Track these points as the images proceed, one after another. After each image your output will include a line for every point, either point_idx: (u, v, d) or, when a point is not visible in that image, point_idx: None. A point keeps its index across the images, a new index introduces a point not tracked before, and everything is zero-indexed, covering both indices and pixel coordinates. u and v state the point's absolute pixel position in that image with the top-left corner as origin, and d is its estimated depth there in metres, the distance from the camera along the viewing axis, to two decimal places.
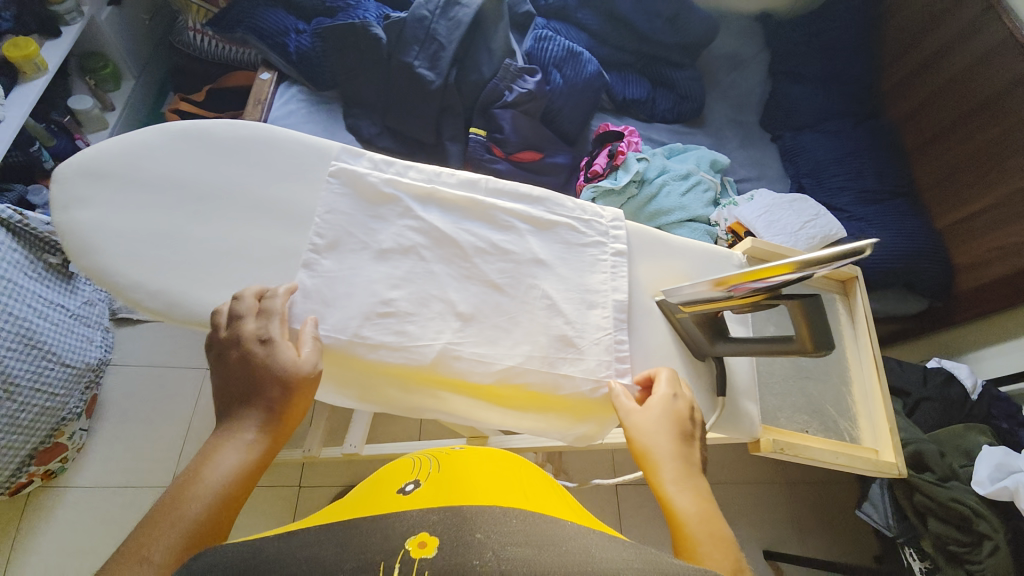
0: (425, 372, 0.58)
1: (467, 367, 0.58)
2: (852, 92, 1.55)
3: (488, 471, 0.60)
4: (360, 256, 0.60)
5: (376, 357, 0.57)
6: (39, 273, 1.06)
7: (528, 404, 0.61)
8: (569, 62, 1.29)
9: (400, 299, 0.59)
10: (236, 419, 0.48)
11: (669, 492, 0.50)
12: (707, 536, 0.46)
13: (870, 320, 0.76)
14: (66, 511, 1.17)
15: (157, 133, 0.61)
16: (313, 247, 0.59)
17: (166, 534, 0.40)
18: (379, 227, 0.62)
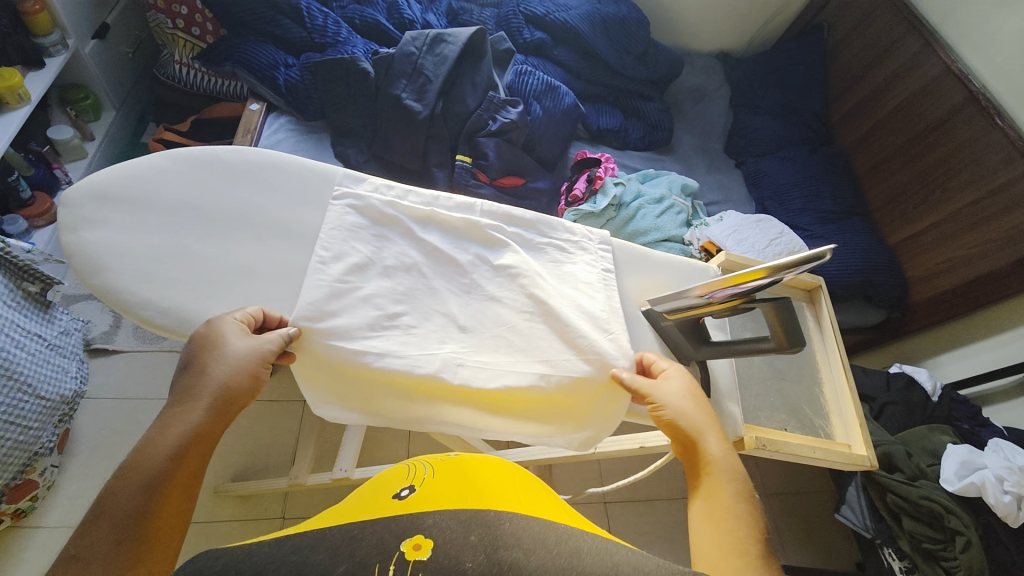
0: (428, 380, 0.60)
1: (470, 374, 0.61)
2: (806, 122, 1.69)
3: (484, 474, 0.59)
4: (364, 273, 0.63)
5: (381, 365, 0.59)
6: (17, 302, 1.05)
7: (534, 403, 0.63)
8: (548, 94, 1.38)
9: (403, 314, 0.62)
10: (183, 404, 0.51)
11: (709, 450, 0.56)
12: (738, 488, 0.53)
13: (835, 325, 0.83)
14: (32, 554, 1.10)
15: (171, 160, 0.64)
16: (319, 260, 0.62)
17: (96, 527, 0.42)
18: (382, 246, 0.65)
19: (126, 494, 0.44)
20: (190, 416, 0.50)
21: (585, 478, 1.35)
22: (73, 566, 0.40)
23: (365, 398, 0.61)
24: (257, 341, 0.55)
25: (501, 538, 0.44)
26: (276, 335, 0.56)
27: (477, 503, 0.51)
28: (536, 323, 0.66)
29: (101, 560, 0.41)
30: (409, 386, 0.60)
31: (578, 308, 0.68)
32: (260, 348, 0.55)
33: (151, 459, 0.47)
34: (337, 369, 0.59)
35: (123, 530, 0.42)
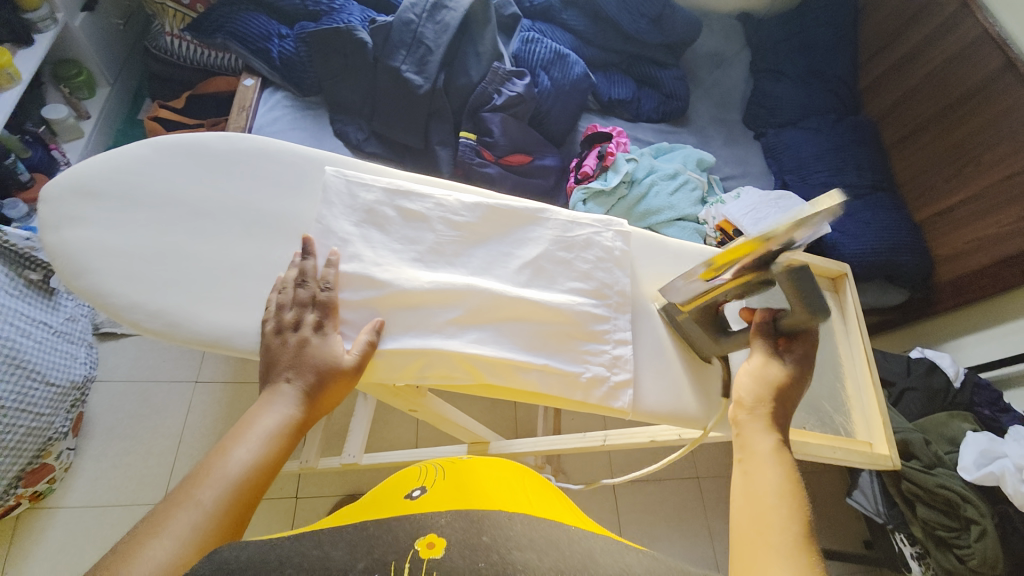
0: (469, 201, 0.65)
1: (501, 206, 0.66)
2: (834, 89, 1.57)
3: (492, 475, 0.57)
4: (392, 221, 0.62)
5: (432, 189, 0.65)
6: (18, 290, 1.04)
7: (518, 258, 0.65)
8: (557, 64, 1.30)
9: (428, 193, 0.64)
10: (260, 407, 0.49)
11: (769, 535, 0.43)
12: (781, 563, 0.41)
13: (859, 315, 0.77)
14: (54, 533, 1.15)
15: (151, 148, 0.59)
16: (355, 226, 0.60)
17: (188, 505, 0.40)
18: (417, 205, 0.63)
19: (212, 491, 0.42)
20: (265, 423, 0.48)
21: (593, 461, 1.34)
22: (195, 511, 0.40)
23: (381, 231, 0.61)
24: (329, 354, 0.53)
25: (518, 534, 0.42)
26: (371, 326, 0.56)
27: (485, 502, 0.50)
28: (505, 218, 0.66)
29: (214, 516, 0.41)
30: (458, 211, 0.64)
31: (563, 240, 0.67)
32: (302, 374, 0.51)
33: (227, 459, 0.44)
34: (392, 188, 0.63)
35: (239, 487, 0.43)
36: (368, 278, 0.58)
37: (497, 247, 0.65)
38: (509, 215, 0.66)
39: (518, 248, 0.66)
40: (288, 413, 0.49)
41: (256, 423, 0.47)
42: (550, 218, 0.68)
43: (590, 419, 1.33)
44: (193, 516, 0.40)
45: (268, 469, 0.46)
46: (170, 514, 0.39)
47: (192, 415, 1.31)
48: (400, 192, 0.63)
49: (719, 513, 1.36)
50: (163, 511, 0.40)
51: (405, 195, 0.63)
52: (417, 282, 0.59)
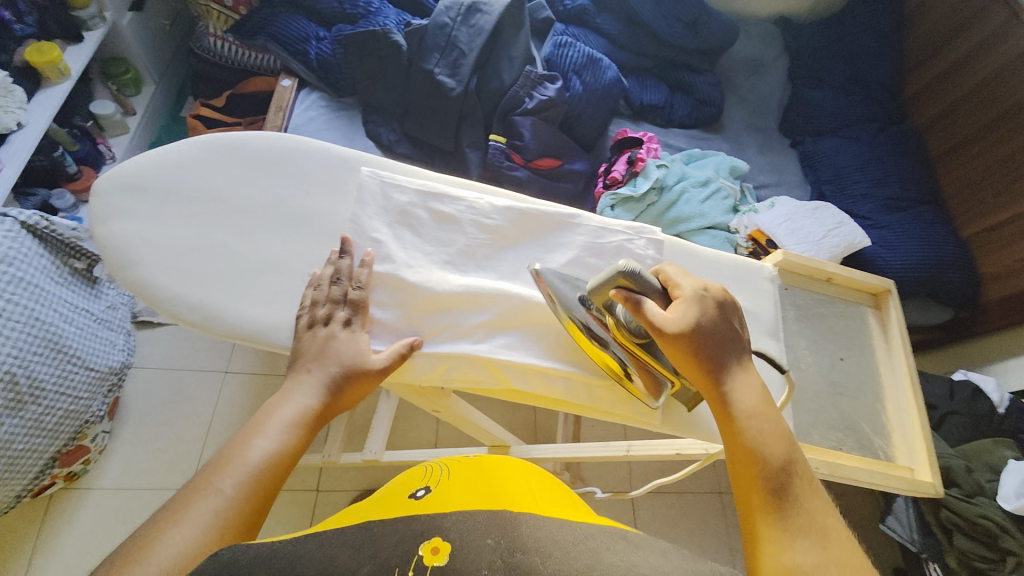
0: (501, 204, 0.65)
1: (533, 210, 0.66)
2: (878, 97, 1.51)
3: (498, 474, 0.56)
4: (425, 223, 0.62)
5: (466, 192, 0.65)
6: (65, 278, 1.07)
7: (548, 263, 0.64)
8: (589, 68, 1.28)
9: (461, 195, 0.64)
10: (283, 396, 0.51)
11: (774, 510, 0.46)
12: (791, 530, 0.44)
13: (904, 335, 0.74)
14: (87, 513, 1.19)
15: (196, 146, 0.61)
16: (388, 227, 0.61)
17: (211, 491, 0.42)
18: (450, 208, 0.63)
19: (234, 477, 0.43)
20: (286, 412, 0.49)
21: (613, 469, 1.32)
22: (216, 497, 0.42)
23: (414, 233, 0.61)
24: (353, 350, 0.54)
25: (527, 533, 0.41)
26: (405, 342, 0.56)
27: (489, 501, 0.49)
28: (537, 223, 0.65)
29: (236, 502, 0.42)
30: (490, 214, 0.64)
31: (595, 246, 0.66)
32: (324, 366, 0.53)
33: (248, 445, 0.46)
34: (426, 190, 0.63)
35: (259, 476, 0.44)
36: (398, 279, 0.58)
37: (527, 251, 0.64)
38: (541, 219, 0.66)
39: (549, 253, 0.65)
40: (310, 404, 0.51)
41: (278, 412, 0.49)
42: (583, 223, 0.67)
43: (611, 428, 1.31)
44: (216, 501, 0.41)
45: (288, 459, 0.47)
46: (193, 498, 0.41)
47: (221, 405, 1.34)
48: (433, 193, 0.63)
49: None
50: (186, 497, 0.41)
51: (438, 198, 0.63)
52: (446, 284, 0.59)
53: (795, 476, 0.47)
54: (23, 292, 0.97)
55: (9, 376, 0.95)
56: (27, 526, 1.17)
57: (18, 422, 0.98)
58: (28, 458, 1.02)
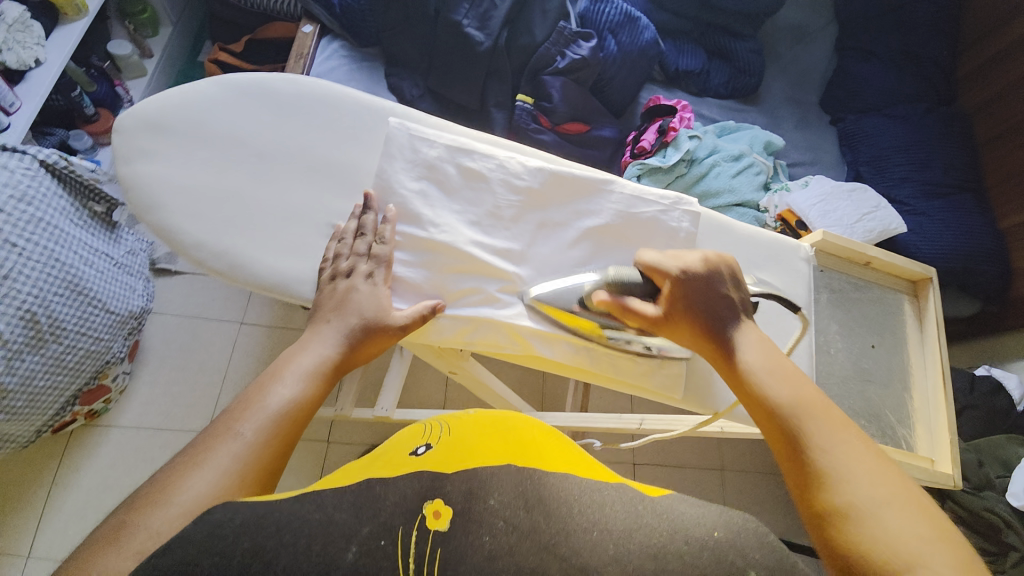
0: (534, 166, 0.62)
1: (567, 174, 0.63)
2: (929, 74, 1.42)
3: (510, 430, 0.51)
4: (453, 181, 0.60)
5: (497, 151, 0.62)
6: (84, 221, 1.06)
7: (578, 229, 0.62)
8: (626, 27, 1.21)
9: (491, 154, 0.61)
10: (301, 345, 0.50)
11: (820, 444, 0.46)
12: (842, 462, 0.44)
13: (940, 324, 0.72)
14: (107, 449, 1.24)
15: (221, 88, 0.59)
16: (415, 183, 0.58)
17: (230, 437, 0.42)
18: (480, 166, 0.61)
19: (253, 423, 0.44)
20: (304, 360, 0.49)
21: (618, 439, 1.34)
22: (236, 442, 0.42)
23: (441, 191, 0.59)
24: (373, 302, 0.52)
25: (536, 490, 0.39)
26: (426, 303, 0.55)
27: (498, 459, 0.44)
28: (569, 187, 0.63)
29: (254, 448, 0.43)
30: (521, 175, 0.61)
31: (628, 215, 0.63)
32: (343, 317, 0.51)
33: (265, 391, 0.46)
34: (456, 146, 0.60)
35: (277, 423, 0.44)
36: (425, 240, 0.57)
37: (558, 216, 0.62)
38: (574, 183, 0.63)
39: (580, 220, 0.62)
40: (328, 354, 0.50)
41: (295, 361, 0.49)
42: (617, 189, 0.64)
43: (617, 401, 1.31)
44: (236, 446, 0.42)
45: (306, 409, 0.47)
46: (215, 443, 0.42)
47: (237, 354, 1.36)
48: (463, 150, 0.60)
49: (742, 507, 1.33)
50: (207, 442, 0.42)
51: (468, 155, 0.61)
52: (473, 247, 0.58)
53: (810, 407, 0.48)
54: (42, 233, 0.95)
55: (30, 315, 0.95)
56: (50, 458, 1.22)
57: (39, 360, 0.99)
58: (50, 394, 1.05)
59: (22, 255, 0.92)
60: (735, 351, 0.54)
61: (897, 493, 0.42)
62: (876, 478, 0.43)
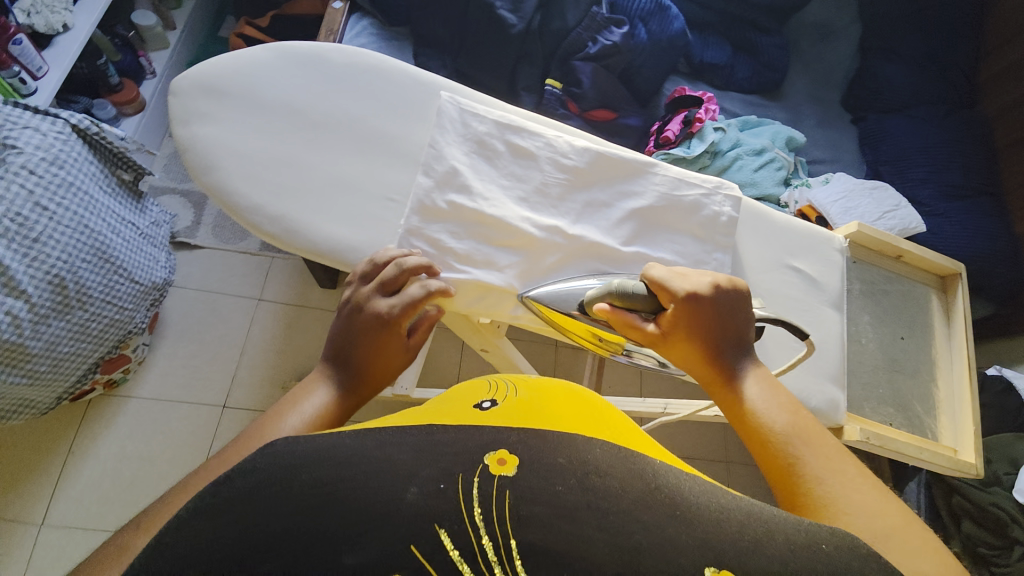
0: (579, 146, 0.63)
1: (612, 155, 0.63)
2: (953, 76, 1.42)
3: (583, 404, 0.48)
4: (501, 158, 0.60)
5: (543, 130, 0.63)
6: (113, 188, 1.06)
7: (621, 211, 0.62)
8: (657, 16, 1.20)
9: (538, 132, 0.62)
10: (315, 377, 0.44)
11: (817, 472, 0.37)
12: (840, 488, 0.36)
13: (968, 320, 0.73)
14: (125, 418, 1.25)
15: (276, 54, 0.59)
16: (466, 157, 0.59)
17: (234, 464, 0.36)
18: (527, 144, 0.61)
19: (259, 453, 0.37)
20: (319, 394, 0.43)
21: None
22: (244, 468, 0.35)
23: (488, 166, 0.60)
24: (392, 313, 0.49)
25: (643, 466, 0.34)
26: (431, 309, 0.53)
27: (569, 428, 0.41)
28: (613, 169, 0.63)
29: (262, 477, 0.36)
30: (567, 155, 0.62)
31: (669, 202, 0.63)
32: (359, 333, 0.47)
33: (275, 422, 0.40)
34: (504, 122, 0.61)
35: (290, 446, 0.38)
36: (475, 212, 0.57)
37: (602, 197, 0.62)
38: (618, 164, 0.63)
39: (623, 202, 0.63)
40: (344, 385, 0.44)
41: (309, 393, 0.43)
42: (659, 175, 0.64)
43: (631, 388, 1.32)
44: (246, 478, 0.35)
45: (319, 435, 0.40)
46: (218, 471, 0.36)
47: (254, 330, 1.37)
48: (511, 127, 0.61)
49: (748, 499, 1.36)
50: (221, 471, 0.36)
51: (516, 132, 0.61)
52: (520, 222, 0.58)
53: (807, 434, 0.41)
54: (72, 198, 0.95)
55: (57, 280, 0.95)
56: (68, 424, 1.23)
57: (65, 326, 0.99)
58: (73, 361, 1.06)
59: (53, 219, 0.92)
60: (725, 373, 0.47)
61: (907, 527, 0.34)
62: (878, 509, 0.35)
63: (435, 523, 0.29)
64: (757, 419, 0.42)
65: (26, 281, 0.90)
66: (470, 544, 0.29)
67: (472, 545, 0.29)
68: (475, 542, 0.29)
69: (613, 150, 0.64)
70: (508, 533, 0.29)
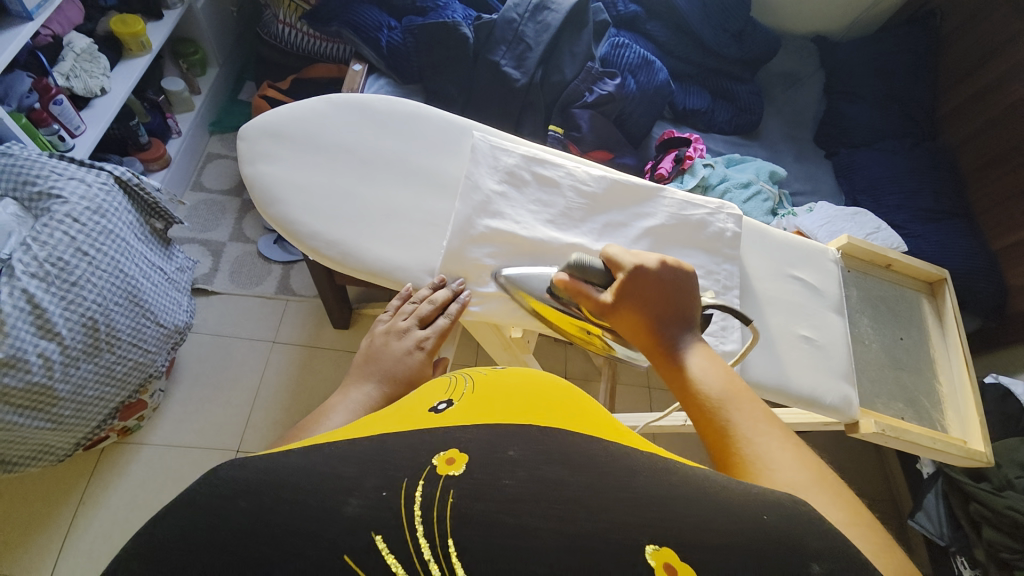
0: (596, 174, 0.70)
1: (625, 182, 0.71)
2: (911, 114, 1.57)
3: (531, 386, 0.47)
4: (526, 186, 0.67)
5: (561, 161, 0.70)
6: (146, 236, 1.12)
7: (637, 229, 0.69)
8: (643, 69, 1.35)
9: (558, 163, 0.69)
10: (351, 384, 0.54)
11: (747, 436, 0.44)
12: (765, 452, 0.42)
13: (959, 320, 0.79)
14: (138, 467, 1.23)
15: (330, 103, 0.67)
16: (498, 186, 0.66)
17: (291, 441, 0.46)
18: (549, 174, 0.68)
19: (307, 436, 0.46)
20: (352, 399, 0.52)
21: None
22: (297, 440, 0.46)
23: (517, 193, 0.66)
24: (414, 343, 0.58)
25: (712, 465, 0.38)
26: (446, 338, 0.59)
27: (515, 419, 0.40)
28: (627, 193, 0.71)
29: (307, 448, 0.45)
30: (585, 182, 0.69)
31: (678, 220, 0.70)
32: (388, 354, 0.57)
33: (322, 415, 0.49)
34: (528, 156, 0.68)
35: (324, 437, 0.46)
36: (510, 234, 0.63)
37: (620, 218, 0.69)
38: (630, 188, 0.71)
39: (639, 221, 0.70)
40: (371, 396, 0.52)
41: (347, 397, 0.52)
42: (667, 197, 0.72)
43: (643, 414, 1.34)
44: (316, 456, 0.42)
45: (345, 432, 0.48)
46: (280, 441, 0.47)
47: (269, 372, 1.39)
48: (535, 159, 0.69)
49: None
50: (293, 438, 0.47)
51: (539, 164, 0.69)
52: (550, 242, 0.65)
53: (739, 402, 0.47)
54: (110, 244, 1.00)
55: (90, 323, 0.98)
56: (78, 476, 1.21)
57: (92, 369, 1.01)
58: (96, 406, 1.06)
59: (91, 264, 0.97)
60: (672, 349, 0.53)
61: (819, 476, 0.41)
62: (797, 467, 0.41)
63: (372, 531, 0.30)
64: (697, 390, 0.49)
65: (60, 321, 0.93)
66: (406, 549, 0.30)
67: (408, 550, 0.30)
68: (411, 545, 0.30)
69: (626, 177, 0.72)
70: (445, 534, 0.30)
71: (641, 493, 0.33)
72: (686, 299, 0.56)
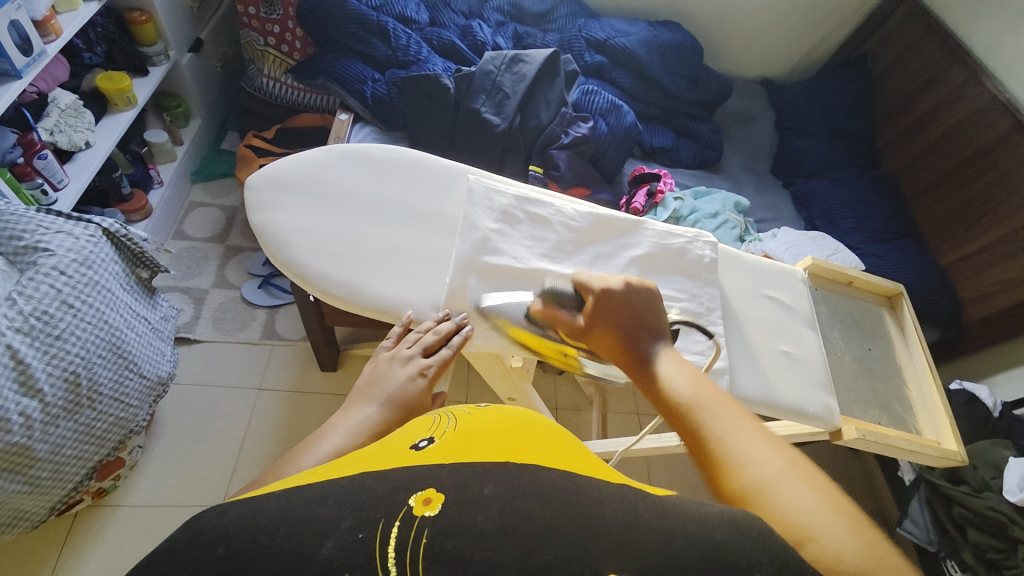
0: (583, 210, 0.76)
1: (610, 216, 0.76)
2: (854, 146, 1.73)
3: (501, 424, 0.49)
4: (519, 224, 0.72)
5: (550, 199, 0.75)
6: (131, 286, 1.11)
7: (625, 259, 0.74)
8: (612, 113, 1.46)
9: (547, 201, 0.75)
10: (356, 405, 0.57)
11: (720, 435, 0.47)
12: (739, 447, 0.46)
13: (918, 329, 0.86)
14: (113, 532, 1.16)
15: (331, 153, 0.71)
16: (493, 224, 0.70)
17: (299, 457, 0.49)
18: (540, 212, 0.73)
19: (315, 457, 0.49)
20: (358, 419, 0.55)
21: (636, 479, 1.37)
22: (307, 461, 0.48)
23: (511, 230, 0.71)
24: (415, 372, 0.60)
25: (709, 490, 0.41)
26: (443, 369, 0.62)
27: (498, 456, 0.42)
28: (613, 226, 0.76)
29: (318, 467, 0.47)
30: (573, 218, 0.75)
31: (661, 249, 0.76)
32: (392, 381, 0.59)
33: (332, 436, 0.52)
34: (520, 195, 0.73)
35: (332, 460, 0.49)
36: (509, 269, 0.67)
37: (608, 250, 0.74)
38: (616, 222, 0.76)
39: (625, 251, 0.75)
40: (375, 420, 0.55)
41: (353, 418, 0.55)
42: (649, 228, 0.77)
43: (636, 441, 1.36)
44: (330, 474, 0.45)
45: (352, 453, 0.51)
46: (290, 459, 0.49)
47: (255, 421, 1.35)
48: (526, 198, 0.73)
49: None
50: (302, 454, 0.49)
51: (530, 203, 0.74)
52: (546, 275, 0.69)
53: (710, 403, 0.51)
54: (95, 295, 0.99)
55: (72, 378, 0.95)
56: (46, 546, 1.13)
57: (72, 426, 0.97)
58: (72, 466, 1.01)
59: (76, 316, 0.95)
60: (643, 359, 0.57)
61: (791, 463, 0.44)
62: (770, 457, 0.45)
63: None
64: (672, 396, 0.52)
65: (43, 377, 0.91)
66: None
67: None
68: None
69: (610, 212, 0.77)
70: None
71: (661, 522, 0.35)
72: (654, 316, 0.61)
